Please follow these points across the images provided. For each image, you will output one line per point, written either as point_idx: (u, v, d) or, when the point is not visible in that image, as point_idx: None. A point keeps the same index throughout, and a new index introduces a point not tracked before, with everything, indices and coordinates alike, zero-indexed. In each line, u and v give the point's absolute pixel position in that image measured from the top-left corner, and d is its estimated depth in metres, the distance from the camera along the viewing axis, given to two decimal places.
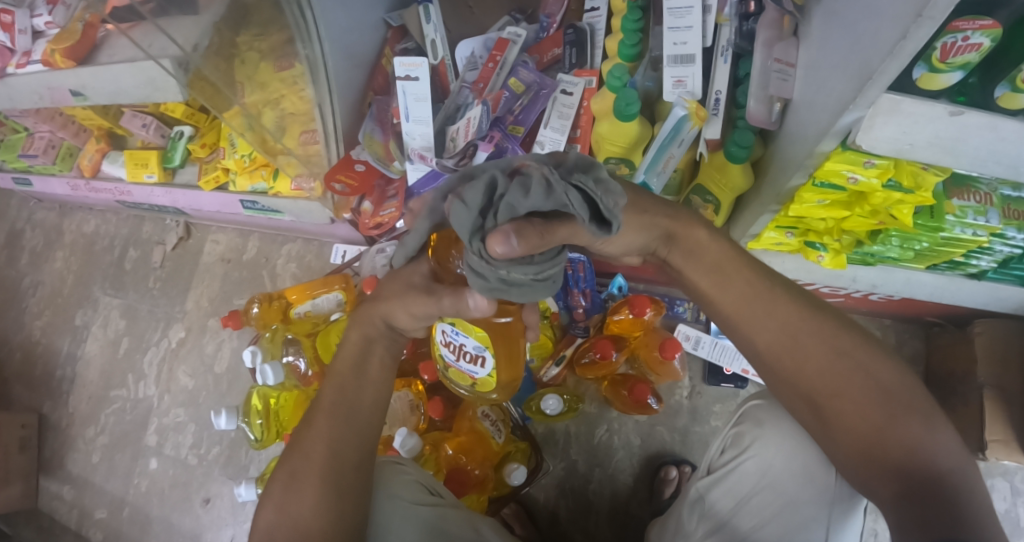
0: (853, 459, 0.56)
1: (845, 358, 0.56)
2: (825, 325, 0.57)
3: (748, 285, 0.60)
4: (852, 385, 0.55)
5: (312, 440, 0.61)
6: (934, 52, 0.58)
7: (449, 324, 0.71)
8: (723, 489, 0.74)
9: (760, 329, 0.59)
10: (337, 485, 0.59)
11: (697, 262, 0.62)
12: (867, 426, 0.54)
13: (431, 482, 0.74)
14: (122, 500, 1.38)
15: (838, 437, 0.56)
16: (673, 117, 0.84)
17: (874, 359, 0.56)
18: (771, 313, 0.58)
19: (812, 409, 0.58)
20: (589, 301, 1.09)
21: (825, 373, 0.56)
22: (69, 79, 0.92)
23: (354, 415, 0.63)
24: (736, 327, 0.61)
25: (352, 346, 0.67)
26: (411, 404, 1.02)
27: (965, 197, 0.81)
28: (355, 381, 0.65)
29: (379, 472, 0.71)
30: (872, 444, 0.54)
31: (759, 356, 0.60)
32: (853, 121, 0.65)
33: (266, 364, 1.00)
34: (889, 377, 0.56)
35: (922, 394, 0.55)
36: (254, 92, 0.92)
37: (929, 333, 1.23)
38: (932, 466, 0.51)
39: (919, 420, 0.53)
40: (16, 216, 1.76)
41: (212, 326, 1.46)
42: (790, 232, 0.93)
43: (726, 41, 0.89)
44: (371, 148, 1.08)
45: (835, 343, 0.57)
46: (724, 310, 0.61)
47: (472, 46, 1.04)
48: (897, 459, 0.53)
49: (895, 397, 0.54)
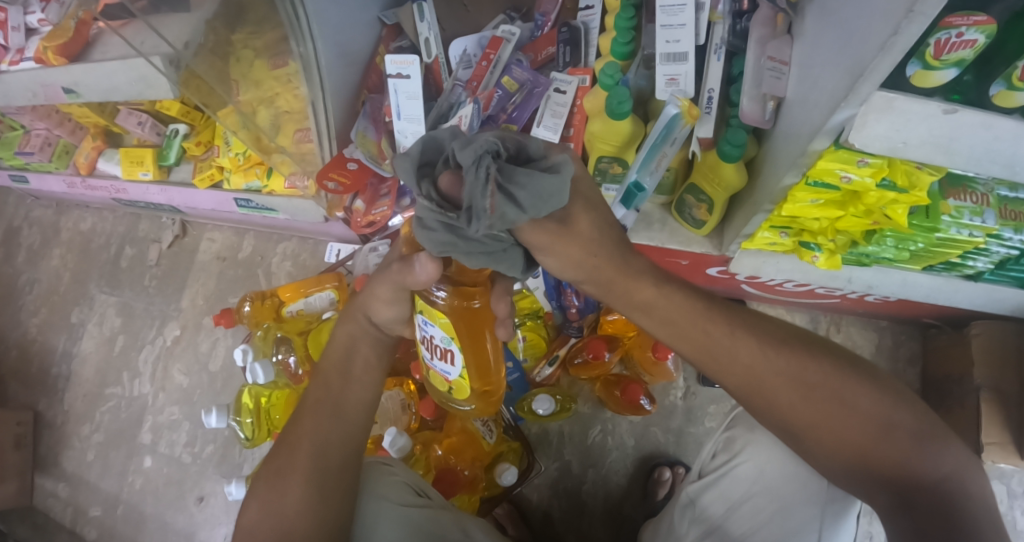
0: (842, 477, 0.56)
1: (817, 389, 0.54)
2: (796, 358, 0.55)
3: (706, 335, 0.57)
4: (828, 417, 0.54)
5: (297, 439, 0.61)
6: (928, 48, 0.59)
7: (417, 314, 0.64)
8: (716, 493, 0.73)
9: (728, 373, 0.58)
10: (320, 481, 0.59)
11: (670, 287, 0.59)
12: (849, 449, 0.54)
13: (418, 484, 0.73)
14: (117, 498, 1.38)
15: (823, 459, 0.56)
16: (665, 116, 0.82)
17: (850, 385, 0.54)
18: (736, 355, 0.57)
19: (792, 438, 0.57)
20: (582, 301, 1.05)
21: (799, 407, 0.55)
22: (61, 76, 0.92)
23: (333, 414, 0.63)
24: (704, 367, 0.59)
25: (339, 347, 0.67)
26: (403, 404, 1.00)
27: (961, 198, 0.80)
28: (337, 381, 0.65)
29: (367, 475, 0.70)
30: (859, 461, 0.54)
31: (732, 393, 0.59)
32: (846, 118, 0.64)
33: (256, 363, 1.00)
34: (868, 404, 0.53)
35: (908, 409, 0.53)
36: (249, 90, 0.93)
37: (926, 334, 1.22)
38: (923, 475, 0.51)
39: (905, 435, 0.52)
40: (14, 213, 1.76)
41: (207, 323, 1.46)
42: (784, 232, 0.92)
43: (719, 39, 0.88)
44: (364, 146, 1.06)
45: (806, 376, 0.55)
46: (687, 340, 0.59)
47: (465, 45, 1.04)
48: (886, 472, 0.52)
49: (876, 419, 0.53)
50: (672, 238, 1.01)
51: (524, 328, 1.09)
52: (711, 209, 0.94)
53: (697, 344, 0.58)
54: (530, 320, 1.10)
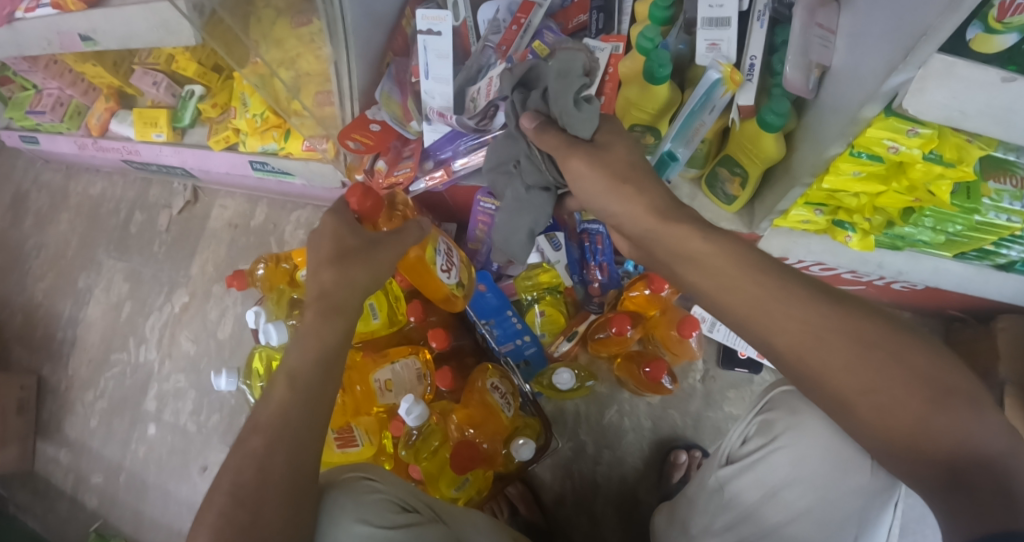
0: (890, 458, 0.52)
1: (873, 347, 0.51)
2: (848, 314, 0.52)
3: (758, 287, 0.54)
4: (884, 380, 0.51)
5: (270, 421, 0.57)
6: (992, 9, 0.56)
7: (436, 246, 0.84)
8: (751, 478, 0.71)
9: (781, 329, 0.54)
10: (291, 460, 0.55)
11: (717, 237, 0.57)
12: (907, 421, 0.50)
13: (407, 499, 0.64)
14: (119, 465, 1.36)
15: (872, 433, 0.52)
16: (707, 81, 0.78)
17: (906, 345, 0.51)
18: (789, 313, 0.53)
19: (844, 410, 0.53)
20: (606, 275, 1.06)
21: (857, 369, 0.51)
22: (79, 23, 0.89)
23: (299, 421, 0.57)
24: (752, 328, 0.55)
25: (302, 354, 0.61)
26: (419, 374, 0.94)
27: (1001, 181, 0.78)
28: (312, 381, 0.60)
29: (346, 489, 0.61)
30: (917, 436, 0.50)
31: (779, 354, 0.55)
32: (902, 83, 0.62)
33: (270, 323, 0.96)
34: (924, 364, 0.51)
35: (962, 375, 0.51)
36: (271, 50, 0.89)
37: (950, 327, 1.19)
38: (981, 450, 0.47)
39: (963, 402, 0.49)
40: (22, 177, 1.73)
41: (216, 291, 1.43)
42: (819, 210, 0.89)
43: (763, 5, 0.83)
44: (389, 107, 1.03)
45: (861, 334, 0.52)
46: (737, 305, 0.56)
47: (496, 8, 0.99)
48: (944, 449, 0.48)
49: (935, 383, 0.50)
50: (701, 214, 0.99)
51: (541, 303, 1.08)
52: (744, 183, 0.92)
53: (749, 300, 0.55)
54: (548, 295, 1.09)
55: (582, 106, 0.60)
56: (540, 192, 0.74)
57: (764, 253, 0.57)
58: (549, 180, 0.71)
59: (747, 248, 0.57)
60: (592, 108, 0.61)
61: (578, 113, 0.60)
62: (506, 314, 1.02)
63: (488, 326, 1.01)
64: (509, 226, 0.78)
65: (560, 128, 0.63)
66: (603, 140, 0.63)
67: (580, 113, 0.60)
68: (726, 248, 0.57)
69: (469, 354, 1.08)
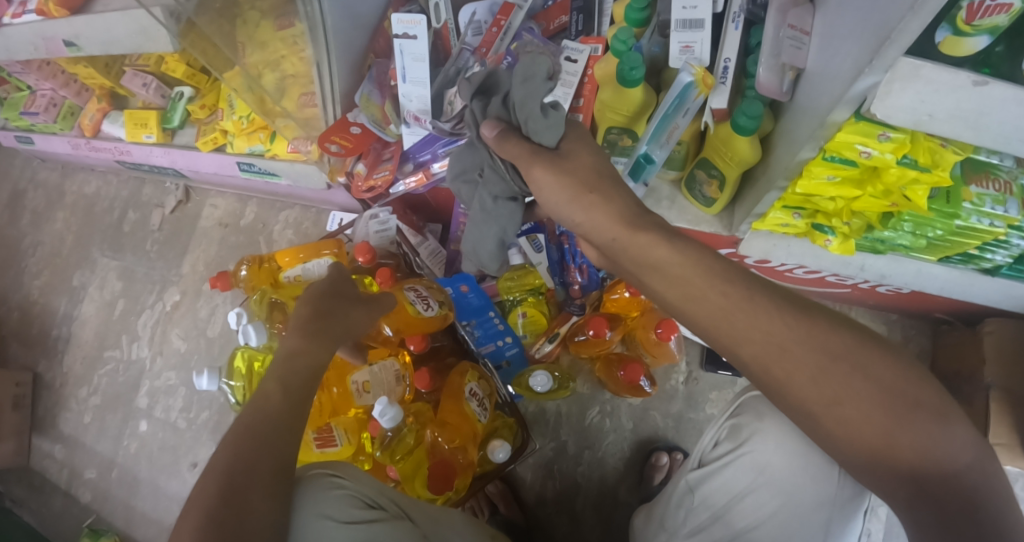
0: (858, 468, 0.52)
1: (840, 360, 0.51)
2: (815, 328, 0.51)
3: (724, 299, 0.54)
4: (852, 394, 0.50)
5: (252, 427, 0.57)
6: (960, 12, 0.54)
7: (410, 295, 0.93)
8: (718, 482, 0.71)
9: (746, 341, 0.53)
10: (272, 451, 0.56)
11: (681, 242, 0.57)
12: (875, 435, 0.50)
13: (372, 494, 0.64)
14: (111, 461, 1.37)
15: (839, 444, 0.52)
16: (679, 84, 0.77)
17: (874, 359, 0.51)
18: (753, 325, 0.52)
19: (812, 423, 0.53)
20: (586, 278, 1.08)
21: (823, 382, 0.51)
22: (62, 29, 0.90)
23: (283, 423, 0.58)
24: (719, 340, 0.55)
25: (286, 365, 0.64)
26: (398, 375, 0.95)
27: (983, 185, 0.76)
28: (293, 384, 0.63)
29: (310, 488, 0.60)
30: (884, 451, 0.50)
31: (746, 366, 0.54)
32: (869, 86, 0.61)
33: (249, 324, 0.97)
34: (892, 378, 0.50)
35: (932, 388, 0.50)
36: (255, 53, 0.88)
37: (938, 330, 1.18)
38: (947, 464, 0.48)
39: (928, 416, 0.49)
40: (19, 176, 1.75)
41: (206, 290, 1.45)
42: (797, 213, 0.88)
43: (738, 7, 0.83)
44: (368, 109, 1.02)
45: (827, 347, 0.51)
46: (701, 314, 0.55)
47: (474, 9, 0.98)
48: (912, 463, 0.49)
49: (902, 397, 0.49)
50: (681, 216, 0.99)
51: (524, 305, 1.08)
52: (721, 186, 0.92)
53: (712, 308, 0.54)
54: (530, 297, 1.08)
55: (547, 113, 0.60)
56: (508, 201, 0.73)
57: (729, 261, 0.56)
58: (514, 190, 0.71)
59: (714, 255, 0.56)
60: (557, 116, 0.61)
61: (543, 120, 0.60)
62: (487, 315, 1.04)
63: (469, 327, 1.03)
64: (476, 235, 0.77)
65: (524, 136, 0.62)
66: (569, 146, 0.63)
67: (545, 120, 0.60)
68: (691, 260, 0.55)
69: (448, 354, 1.07)
